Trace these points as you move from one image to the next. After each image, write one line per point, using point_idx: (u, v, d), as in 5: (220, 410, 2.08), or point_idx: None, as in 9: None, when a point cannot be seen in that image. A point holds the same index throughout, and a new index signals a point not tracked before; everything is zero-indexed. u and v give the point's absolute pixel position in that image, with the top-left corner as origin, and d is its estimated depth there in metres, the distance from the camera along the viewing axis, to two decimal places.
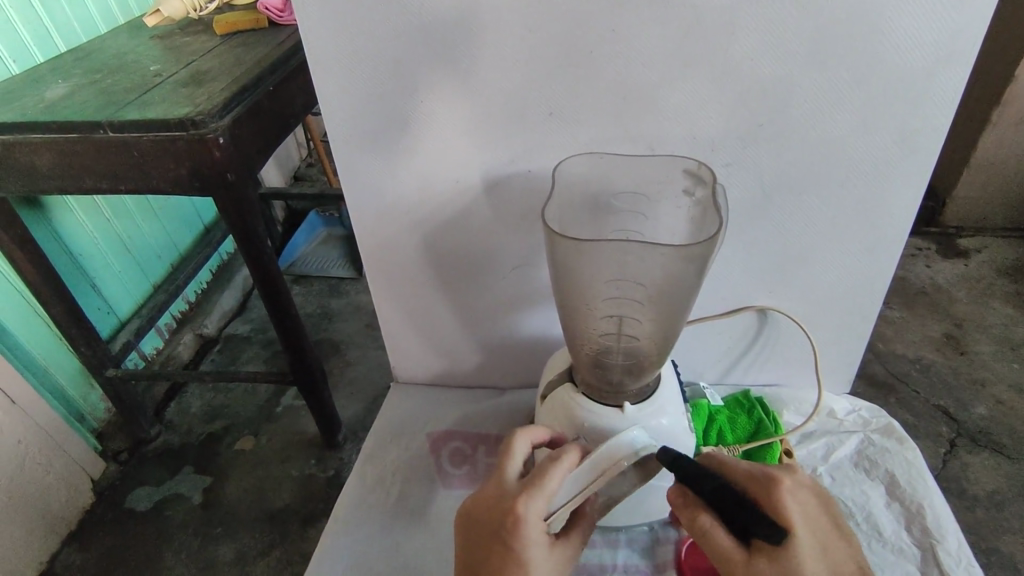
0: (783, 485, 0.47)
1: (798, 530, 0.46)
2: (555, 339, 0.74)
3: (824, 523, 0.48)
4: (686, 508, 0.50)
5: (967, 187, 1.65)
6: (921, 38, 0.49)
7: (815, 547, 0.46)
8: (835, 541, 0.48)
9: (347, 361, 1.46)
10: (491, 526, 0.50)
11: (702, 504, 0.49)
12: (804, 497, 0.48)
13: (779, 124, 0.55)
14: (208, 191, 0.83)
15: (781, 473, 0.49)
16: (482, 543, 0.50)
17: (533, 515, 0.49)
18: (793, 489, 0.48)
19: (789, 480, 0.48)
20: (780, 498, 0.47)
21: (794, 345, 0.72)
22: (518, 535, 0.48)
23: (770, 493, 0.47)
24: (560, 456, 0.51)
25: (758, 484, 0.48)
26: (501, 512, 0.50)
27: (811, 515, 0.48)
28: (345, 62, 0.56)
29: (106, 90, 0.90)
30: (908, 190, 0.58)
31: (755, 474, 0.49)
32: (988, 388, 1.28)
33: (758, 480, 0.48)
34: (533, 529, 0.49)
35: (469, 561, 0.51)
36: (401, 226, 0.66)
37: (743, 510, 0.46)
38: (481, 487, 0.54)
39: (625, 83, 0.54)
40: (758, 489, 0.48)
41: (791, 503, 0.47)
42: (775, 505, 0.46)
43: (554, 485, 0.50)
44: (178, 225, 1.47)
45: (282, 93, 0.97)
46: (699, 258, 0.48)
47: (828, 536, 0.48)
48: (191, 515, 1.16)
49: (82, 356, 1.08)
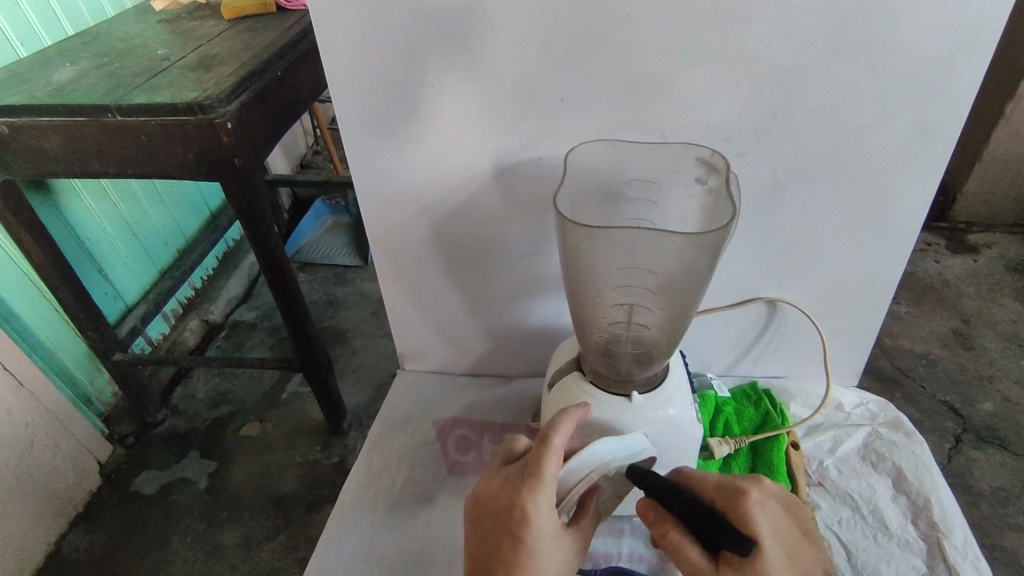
0: (749, 495, 0.47)
1: (766, 540, 0.45)
2: (561, 328, 0.74)
3: (794, 532, 0.47)
4: (656, 522, 0.50)
5: (978, 183, 1.63)
6: (940, 27, 0.49)
7: (784, 555, 0.45)
8: (805, 549, 0.47)
9: (352, 349, 1.46)
10: (501, 524, 0.49)
11: (671, 517, 0.49)
12: (772, 507, 0.47)
13: (793, 113, 0.54)
14: (216, 176, 0.82)
15: (747, 483, 0.48)
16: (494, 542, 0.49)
17: (541, 506, 0.48)
18: (761, 500, 0.47)
19: (755, 490, 0.47)
20: (745, 507, 0.46)
21: (803, 337, 0.72)
22: (529, 529, 0.47)
23: (738, 506, 0.46)
24: (555, 437, 0.49)
25: (723, 495, 0.48)
26: (507, 509, 0.48)
27: (781, 524, 0.47)
28: (356, 44, 0.55)
29: (114, 73, 0.89)
30: (922, 183, 0.57)
31: (723, 486, 0.48)
32: (995, 384, 1.28)
33: (726, 492, 0.48)
34: (544, 519, 0.48)
35: (482, 558, 0.50)
36: (409, 213, 0.66)
37: (708, 522, 0.46)
38: (487, 484, 0.53)
39: (637, 71, 0.53)
40: (726, 500, 0.48)
41: (757, 512, 0.46)
42: (743, 516, 0.46)
43: (554, 470, 0.49)
44: (185, 211, 1.47)
45: (290, 78, 0.96)
46: (712, 247, 0.47)
47: (798, 545, 0.47)
48: (196, 499, 1.16)
49: (90, 340, 1.08)
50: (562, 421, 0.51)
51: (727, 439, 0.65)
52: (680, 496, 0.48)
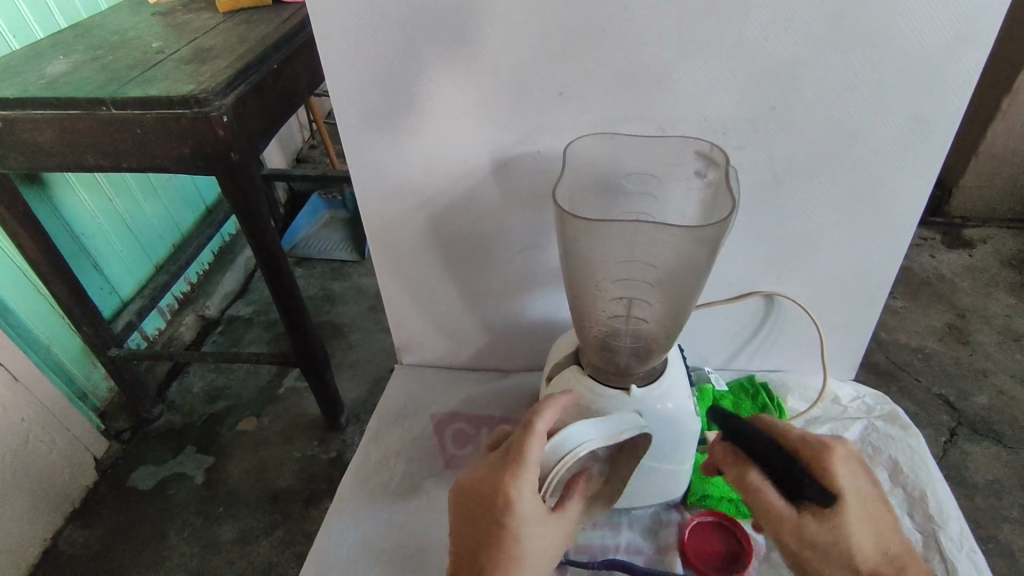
0: (836, 453, 0.48)
1: (848, 496, 0.47)
2: (559, 322, 0.74)
3: (874, 493, 0.49)
4: (735, 463, 0.51)
5: (974, 177, 1.63)
6: (939, 21, 0.49)
7: (863, 511, 0.48)
8: (882, 510, 0.49)
9: (349, 343, 1.46)
10: (483, 508, 0.49)
11: (750, 459, 0.50)
12: (855, 467, 0.49)
13: (792, 107, 0.54)
14: (212, 170, 0.82)
15: (834, 441, 0.50)
16: (476, 528, 0.49)
17: (524, 491, 0.48)
18: (844, 457, 0.49)
19: (840, 449, 0.49)
20: (830, 463, 0.48)
21: (801, 330, 0.72)
22: (512, 513, 0.47)
23: (823, 460, 0.48)
24: (538, 423, 0.50)
25: (808, 447, 0.49)
26: (489, 493, 0.48)
27: (861, 483, 0.49)
28: (353, 37, 0.55)
29: (108, 66, 0.88)
30: (919, 177, 0.57)
31: (809, 440, 0.50)
32: (990, 377, 1.29)
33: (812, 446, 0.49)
34: (527, 503, 0.48)
35: (464, 546, 0.50)
36: (407, 207, 0.66)
37: (795, 470, 0.47)
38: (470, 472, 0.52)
39: (636, 64, 0.53)
40: (810, 454, 0.49)
41: (840, 470, 0.48)
42: (827, 470, 0.48)
43: (537, 455, 0.49)
44: (180, 206, 1.47)
45: (286, 71, 0.95)
46: (711, 241, 0.47)
47: (876, 506, 0.49)
48: (193, 494, 1.16)
49: (86, 336, 1.08)
50: (546, 407, 0.52)
51: None
52: (767, 441, 0.49)
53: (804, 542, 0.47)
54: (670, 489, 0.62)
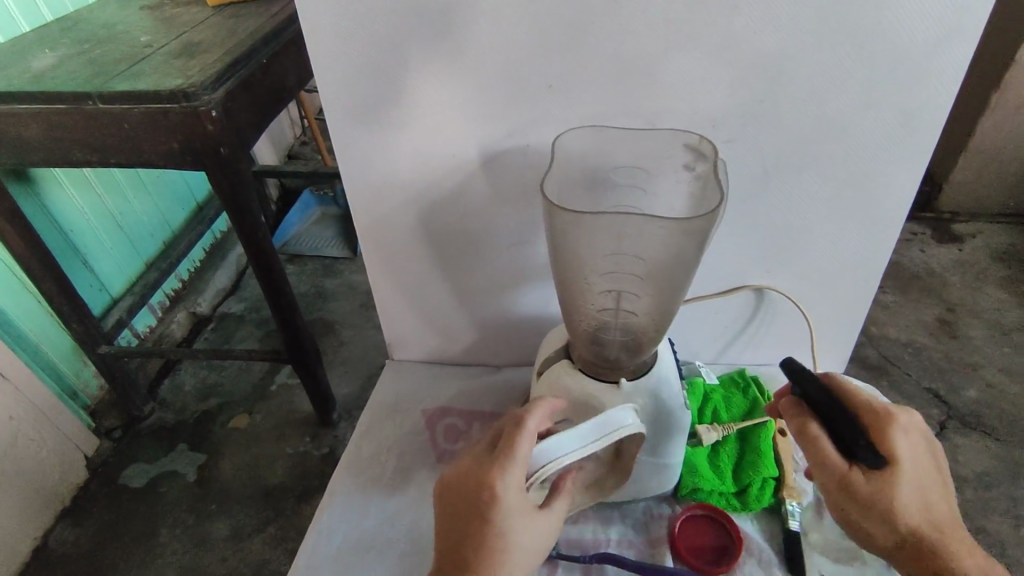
0: (898, 422, 0.49)
1: (904, 465, 0.48)
2: (550, 317, 0.74)
3: (929, 464, 0.49)
4: (795, 415, 0.52)
5: (963, 172, 1.64)
6: (926, 14, 0.49)
7: (916, 480, 0.48)
8: (934, 481, 0.49)
9: (341, 340, 1.45)
10: (467, 501, 0.49)
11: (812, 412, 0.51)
12: (917, 438, 0.49)
13: (781, 100, 0.54)
14: (201, 165, 0.81)
15: (898, 410, 0.50)
16: (460, 521, 0.49)
17: (509, 485, 0.48)
18: (906, 427, 0.49)
19: (904, 418, 0.49)
20: (891, 430, 0.48)
21: (790, 324, 0.72)
22: (496, 506, 0.47)
23: (884, 426, 0.48)
24: (528, 420, 0.50)
25: (871, 412, 0.50)
26: (476, 485, 0.49)
27: (920, 454, 0.49)
28: (341, 29, 0.54)
29: (95, 60, 0.88)
30: (908, 170, 0.57)
31: (873, 406, 0.50)
32: (979, 371, 1.30)
33: (874, 412, 0.50)
34: (512, 498, 0.48)
35: (445, 540, 0.50)
36: (396, 202, 0.66)
37: (856, 431, 0.48)
38: (456, 465, 0.52)
39: (626, 57, 0.53)
40: (872, 419, 0.49)
41: (901, 439, 0.48)
42: (886, 436, 0.48)
43: (526, 452, 0.49)
44: (171, 202, 1.45)
45: (275, 66, 0.95)
46: (699, 233, 0.47)
47: (929, 477, 0.49)
48: (185, 492, 1.16)
49: (75, 333, 1.07)
50: (537, 406, 0.52)
51: (715, 427, 0.66)
52: (833, 399, 0.49)
53: (849, 496, 0.49)
54: (661, 483, 0.62)
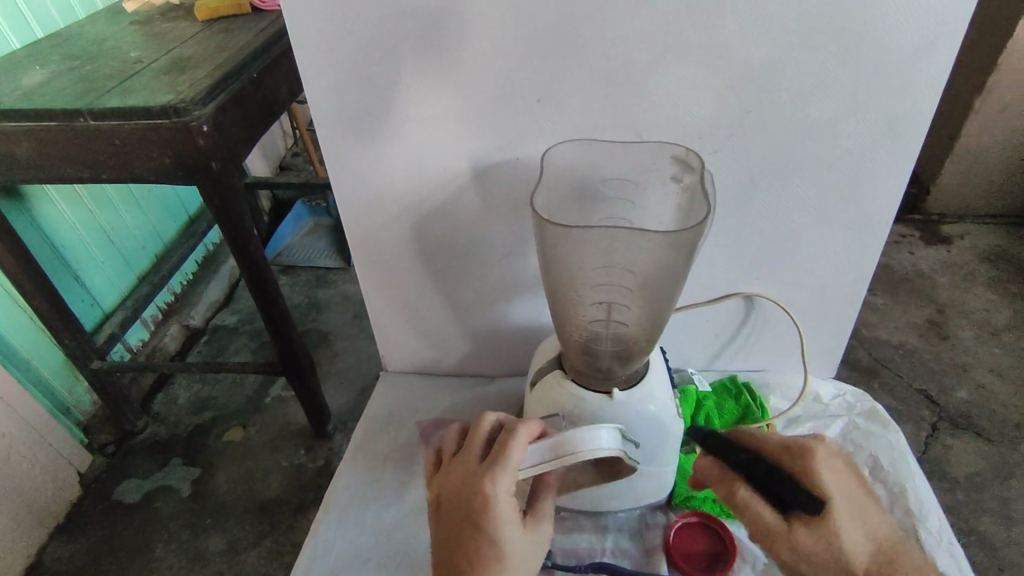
0: (817, 455, 0.48)
1: (836, 499, 0.46)
2: (543, 327, 0.74)
3: (860, 488, 0.49)
4: (723, 481, 0.50)
5: (950, 175, 1.66)
6: (905, 26, 0.50)
7: (853, 511, 0.47)
8: (870, 503, 0.48)
9: (335, 351, 1.45)
10: (460, 509, 0.49)
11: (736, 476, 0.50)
12: (840, 465, 0.49)
13: (765, 111, 0.55)
14: (193, 180, 0.82)
15: (813, 441, 0.49)
16: (454, 529, 0.49)
17: (502, 490, 0.48)
18: (827, 458, 0.48)
19: (823, 449, 0.48)
20: (814, 469, 0.47)
21: (781, 330, 0.73)
22: (490, 513, 0.48)
23: (805, 465, 0.48)
24: (520, 429, 0.51)
25: (788, 456, 0.49)
26: (469, 493, 0.49)
27: (848, 481, 0.48)
28: (332, 47, 0.55)
29: (86, 76, 0.88)
30: (893, 177, 0.58)
31: (786, 444, 0.49)
32: (969, 371, 1.31)
33: (792, 451, 0.49)
34: (506, 503, 0.48)
35: (441, 548, 0.50)
36: (388, 215, 0.66)
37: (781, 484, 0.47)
38: (448, 472, 0.52)
39: (614, 71, 0.54)
40: (793, 458, 0.49)
41: (826, 473, 0.47)
42: (810, 475, 0.47)
43: (518, 460, 0.49)
44: (162, 216, 1.45)
45: (266, 80, 0.95)
46: (687, 245, 0.48)
47: (864, 501, 0.48)
48: (179, 507, 1.15)
49: (68, 349, 1.07)
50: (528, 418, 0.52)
51: None
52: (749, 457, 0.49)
53: (800, 557, 0.47)
54: (654, 491, 0.62)
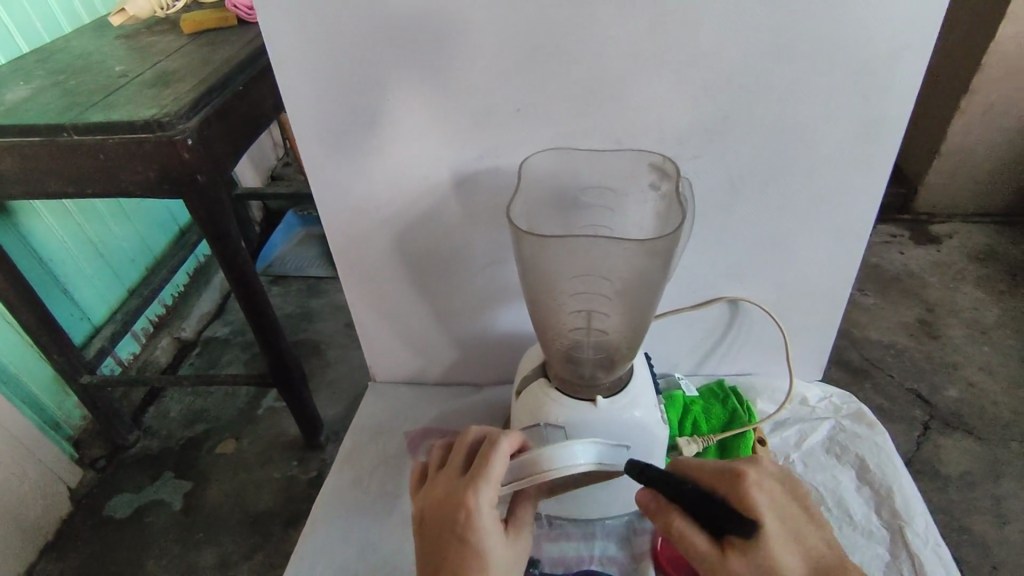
0: (749, 479, 0.49)
1: (767, 522, 0.48)
2: (529, 335, 0.74)
3: (792, 510, 0.50)
4: (659, 511, 0.51)
5: (937, 175, 1.67)
6: (877, 31, 0.50)
7: (785, 533, 0.49)
8: (803, 524, 0.50)
9: (327, 361, 1.45)
10: (443, 523, 0.49)
11: (673, 505, 0.50)
12: (770, 486, 0.50)
13: (741, 117, 0.56)
14: (179, 193, 0.82)
15: (745, 466, 0.51)
16: (437, 543, 0.49)
17: (484, 503, 0.49)
18: (757, 481, 0.50)
19: (753, 473, 0.50)
20: (747, 492, 0.49)
21: (765, 334, 0.73)
22: (474, 526, 0.48)
23: (736, 489, 0.49)
24: (501, 441, 0.51)
25: (721, 480, 0.50)
26: (452, 506, 0.49)
27: (778, 502, 0.50)
28: (310, 60, 0.55)
29: (70, 91, 0.88)
30: (871, 179, 0.59)
31: (720, 469, 0.51)
32: (959, 370, 1.32)
33: (724, 476, 0.50)
34: (489, 515, 0.49)
35: (425, 563, 0.49)
36: (371, 226, 0.66)
37: (715, 511, 0.48)
38: (432, 485, 0.53)
39: (592, 79, 0.54)
40: (725, 483, 0.50)
41: (758, 496, 0.49)
42: (742, 500, 0.49)
43: (500, 471, 0.50)
44: (152, 228, 1.45)
45: (251, 92, 0.95)
46: (663, 252, 0.49)
47: (799, 522, 0.50)
48: (171, 521, 1.15)
49: (57, 364, 1.06)
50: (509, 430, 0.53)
51: (695, 439, 0.66)
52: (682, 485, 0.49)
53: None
54: (641, 498, 0.62)
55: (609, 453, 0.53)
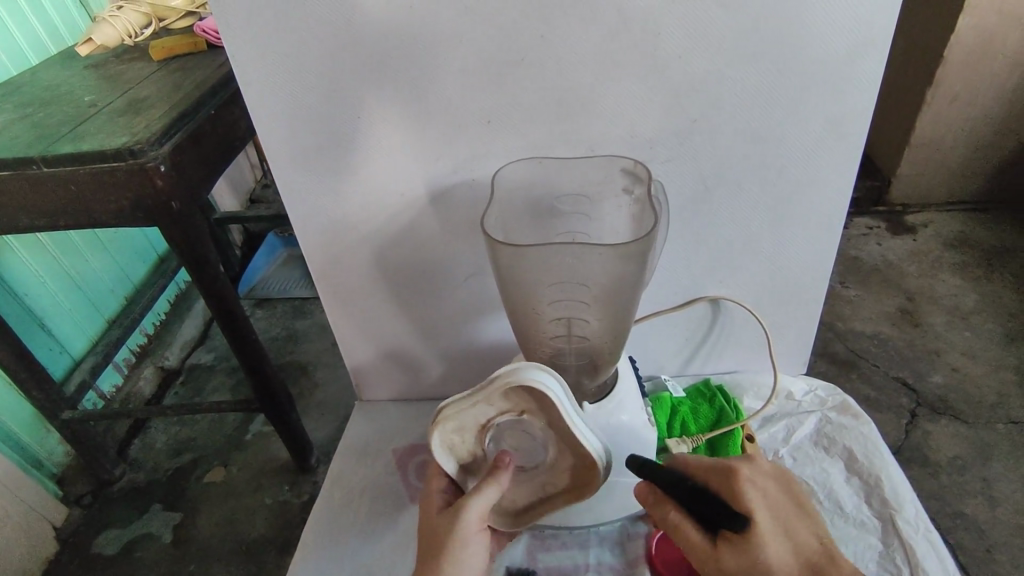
0: (743, 475, 0.50)
1: (761, 517, 0.49)
2: (512, 346, 0.74)
3: (786, 508, 0.51)
4: (655, 505, 0.52)
5: (910, 166, 1.70)
6: (838, 28, 0.51)
7: (777, 528, 0.49)
8: (796, 521, 0.51)
9: (315, 382, 1.44)
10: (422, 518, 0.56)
11: (669, 498, 0.52)
12: (763, 484, 0.51)
13: (711, 119, 0.56)
14: (154, 220, 0.81)
15: (739, 463, 0.52)
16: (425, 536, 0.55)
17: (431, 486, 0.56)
18: (751, 477, 0.51)
19: (747, 470, 0.51)
20: (740, 488, 0.50)
21: (748, 333, 0.73)
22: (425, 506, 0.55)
23: (731, 485, 0.50)
24: None
25: (716, 475, 0.51)
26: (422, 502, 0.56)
27: (772, 499, 0.51)
28: (280, 84, 0.55)
29: (40, 123, 0.87)
30: (840, 174, 0.59)
31: (716, 465, 0.52)
32: (943, 356, 1.33)
33: (719, 472, 0.51)
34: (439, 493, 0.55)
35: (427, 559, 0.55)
36: (350, 243, 0.66)
37: (708, 505, 0.49)
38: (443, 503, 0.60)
39: (561, 88, 0.55)
40: (720, 481, 0.51)
41: (751, 492, 0.50)
42: (736, 494, 0.50)
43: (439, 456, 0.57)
44: (131, 258, 1.43)
45: (224, 116, 0.95)
46: (637, 256, 0.49)
47: (790, 520, 0.51)
48: (161, 555, 1.12)
49: (36, 401, 1.04)
50: None
51: (684, 439, 0.67)
52: (677, 482, 0.50)
53: None
54: (633, 501, 0.62)
55: (491, 383, 0.50)
